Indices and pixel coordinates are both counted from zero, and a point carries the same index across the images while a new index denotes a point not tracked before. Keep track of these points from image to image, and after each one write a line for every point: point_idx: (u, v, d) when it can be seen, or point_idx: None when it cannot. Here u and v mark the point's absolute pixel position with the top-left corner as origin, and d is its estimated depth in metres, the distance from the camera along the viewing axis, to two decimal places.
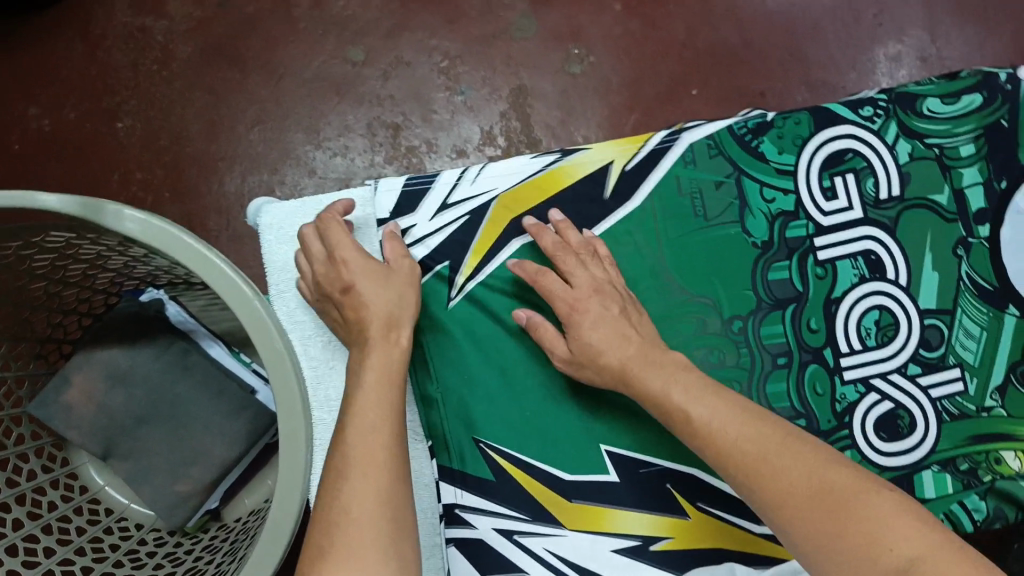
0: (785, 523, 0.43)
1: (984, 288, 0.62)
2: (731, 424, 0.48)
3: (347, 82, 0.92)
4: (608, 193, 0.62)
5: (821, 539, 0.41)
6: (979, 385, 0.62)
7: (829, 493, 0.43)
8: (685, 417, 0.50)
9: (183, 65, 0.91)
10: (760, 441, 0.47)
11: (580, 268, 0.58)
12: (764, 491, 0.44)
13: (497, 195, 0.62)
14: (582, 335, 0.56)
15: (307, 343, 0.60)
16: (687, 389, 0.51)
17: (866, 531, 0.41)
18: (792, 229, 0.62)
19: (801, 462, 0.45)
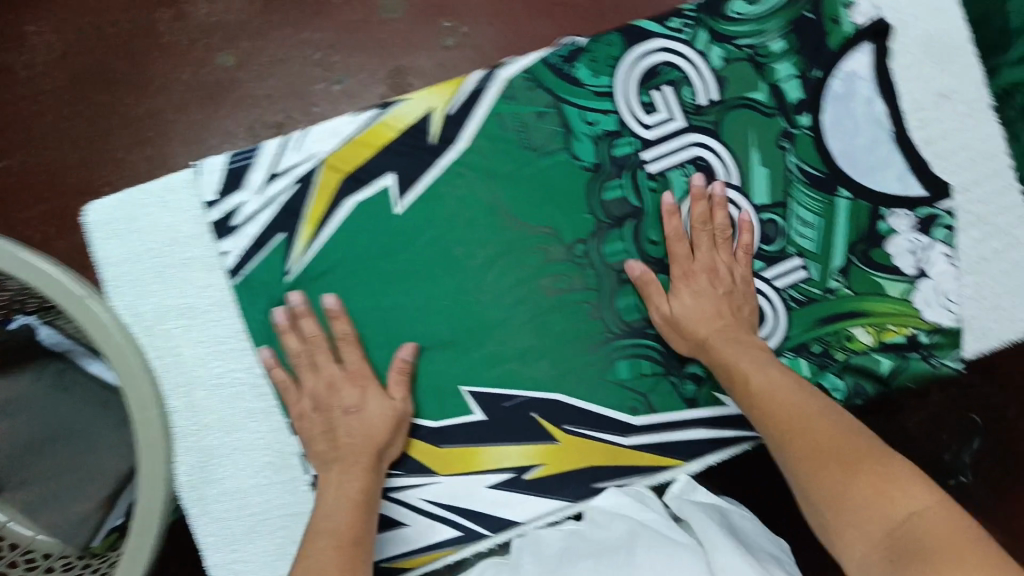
0: (803, 482, 0.47)
1: (815, 176, 0.62)
2: (789, 393, 0.52)
3: (220, 90, 0.72)
4: (431, 139, 0.60)
5: (831, 493, 0.45)
6: (821, 269, 0.63)
7: (849, 451, 0.46)
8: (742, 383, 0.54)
9: (51, 96, 0.71)
10: (795, 408, 0.51)
11: (710, 249, 0.60)
12: (794, 453, 0.48)
13: (321, 158, 0.59)
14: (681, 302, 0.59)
15: (149, 332, 0.58)
16: (750, 361, 0.55)
17: (868, 490, 0.43)
18: (619, 148, 0.61)
19: (842, 429, 0.48)
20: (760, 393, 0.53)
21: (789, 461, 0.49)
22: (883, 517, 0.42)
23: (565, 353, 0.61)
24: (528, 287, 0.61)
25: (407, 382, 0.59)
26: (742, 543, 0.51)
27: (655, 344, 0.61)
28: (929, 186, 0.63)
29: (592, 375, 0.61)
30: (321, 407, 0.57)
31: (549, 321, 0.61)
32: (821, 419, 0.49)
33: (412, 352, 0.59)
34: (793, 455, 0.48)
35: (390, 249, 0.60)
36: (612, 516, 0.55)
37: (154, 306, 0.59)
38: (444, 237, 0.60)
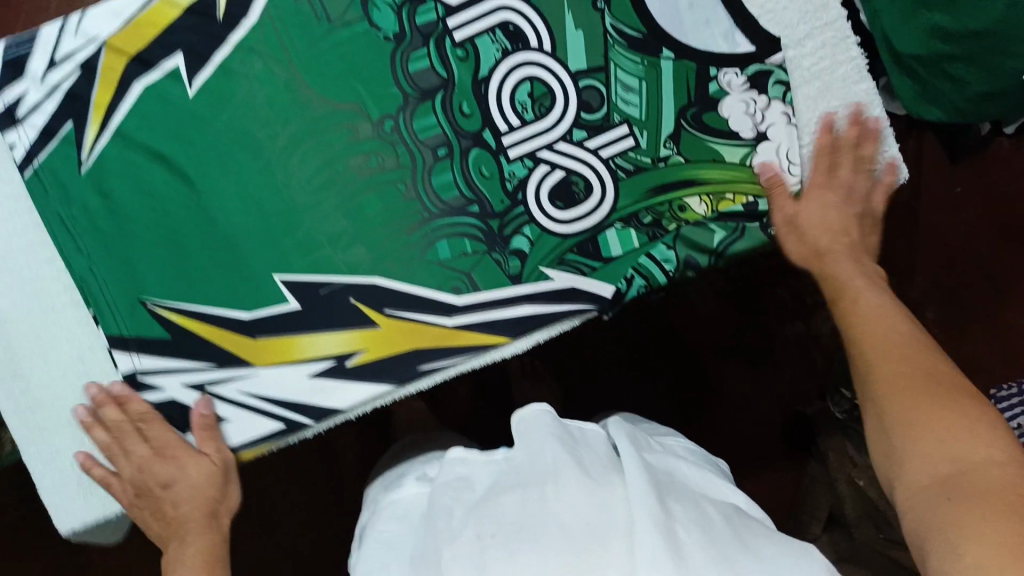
0: (888, 403, 0.50)
1: (632, 38, 0.59)
2: (882, 312, 0.55)
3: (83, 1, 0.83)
4: (221, 14, 0.57)
5: (907, 423, 0.49)
6: (651, 137, 0.60)
7: (948, 376, 0.50)
8: (855, 299, 0.56)
9: None
10: (886, 328, 0.54)
11: (853, 170, 0.61)
12: (873, 387, 0.52)
13: (104, 41, 0.56)
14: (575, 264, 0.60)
15: None
16: (856, 278, 0.58)
17: (965, 412, 0.47)
18: (421, 16, 0.58)
19: (902, 367, 0.51)
20: (854, 307, 0.56)
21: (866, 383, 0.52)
22: (929, 469, 0.46)
23: (383, 235, 0.59)
24: (336, 168, 0.58)
25: (218, 432, 0.58)
26: (663, 480, 0.53)
27: (472, 221, 0.59)
28: (757, 43, 0.60)
29: (410, 257, 0.59)
30: (141, 488, 0.57)
31: (362, 201, 0.59)
32: (909, 346, 0.52)
33: (210, 402, 0.58)
34: (875, 380, 0.52)
35: (184, 133, 0.57)
36: (535, 444, 0.55)
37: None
38: (242, 118, 0.57)
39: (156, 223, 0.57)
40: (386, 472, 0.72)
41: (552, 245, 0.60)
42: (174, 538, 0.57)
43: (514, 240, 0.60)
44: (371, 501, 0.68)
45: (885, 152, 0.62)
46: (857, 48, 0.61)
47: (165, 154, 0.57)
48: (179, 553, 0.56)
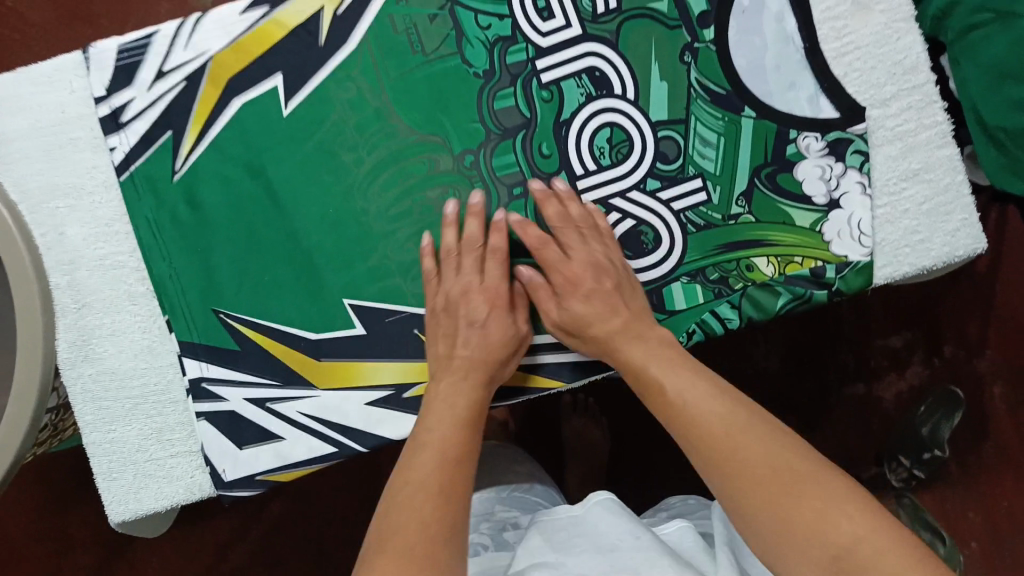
0: (735, 499, 0.48)
1: (716, 93, 0.60)
2: (693, 395, 0.52)
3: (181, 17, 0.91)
4: (323, 38, 0.59)
5: (759, 504, 0.46)
6: (723, 193, 0.60)
7: (784, 474, 0.47)
8: (660, 392, 0.54)
9: (36, 30, 0.93)
10: (721, 422, 0.50)
11: (582, 244, 0.58)
12: (719, 467, 0.49)
13: (212, 55, 0.59)
14: (568, 306, 0.58)
15: (34, 210, 0.58)
16: (660, 362, 0.55)
17: (810, 510, 0.45)
18: (511, 56, 0.60)
19: (758, 437, 0.49)
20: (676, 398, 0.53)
21: (714, 477, 0.49)
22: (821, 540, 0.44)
23: (459, 259, 0.59)
24: (413, 200, 0.60)
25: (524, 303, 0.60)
26: None
27: (541, 263, 0.60)
28: (841, 109, 0.59)
29: (480, 289, 0.59)
30: (450, 312, 0.58)
31: (435, 234, 0.60)
32: (749, 437, 0.49)
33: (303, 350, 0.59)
34: (733, 495, 0.48)
35: (275, 151, 0.59)
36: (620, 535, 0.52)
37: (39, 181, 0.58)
38: (332, 141, 0.60)
39: (238, 233, 0.59)
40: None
41: None
42: (411, 443, 0.54)
43: None
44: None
45: (965, 220, 0.59)
46: (944, 112, 0.59)
47: (255, 168, 0.59)
48: (412, 460, 0.52)
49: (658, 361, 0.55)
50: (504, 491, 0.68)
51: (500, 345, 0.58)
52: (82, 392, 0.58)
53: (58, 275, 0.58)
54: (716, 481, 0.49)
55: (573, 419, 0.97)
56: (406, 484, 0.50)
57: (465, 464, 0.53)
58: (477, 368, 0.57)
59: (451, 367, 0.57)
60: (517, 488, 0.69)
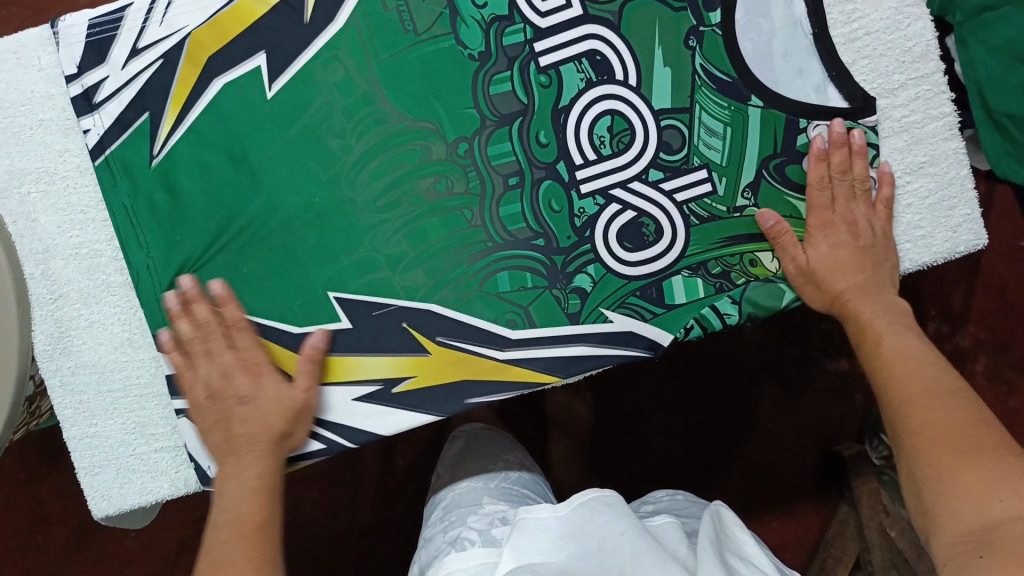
0: (913, 459, 0.48)
1: (721, 80, 0.58)
2: (910, 360, 0.52)
3: None
4: (308, 16, 0.56)
5: (935, 474, 0.46)
6: (729, 184, 0.58)
7: (964, 437, 0.47)
8: (874, 343, 0.54)
9: None
10: (924, 381, 0.50)
11: (848, 199, 0.58)
12: (906, 428, 0.49)
13: (189, 32, 0.55)
14: (818, 251, 0.57)
15: (3, 195, 0.55)
16: (884, 324, 0.54)
17: (984, 479, 0.44)
18: (508, 37, 0.57)
19: (952, 408, 0.48)
20: (886, 357, 0.53)
21: (897, 432, 0.50)
22: (984, 512, 0.43)
23: (205, 344, 0.55)
24: (404, 189, 0.58)
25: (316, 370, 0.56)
26: None
27: (536, 256, 0.58)
28: (851, 99, 0.58)
29: (238, 363, 0.55)
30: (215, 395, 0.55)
31: (426, 226, 0.58)
32: (936, 402, 0.49)
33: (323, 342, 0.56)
34: (912, 456, 0.48)
35: (257, 135, 0.57)
36: (612, 536, 0.52)
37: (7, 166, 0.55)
38: (318, 125, 0.57)
39: (215, 224, 0.57)
40: (437, 509, 0.67)
41: (614, 286, 0.58)
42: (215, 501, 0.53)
43: (576, 278, 0.58)
44: (427, 539, 0.64)
45: (968, 215, 0.58)
46: (951, 104, 0.58)
47: (238, 155, 0.57)
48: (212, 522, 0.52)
49: (884, 323, 0.54)
50: (493, 480, 0.68)
51: (280, 410, 0.55)
52: (62, 382, 0.56)
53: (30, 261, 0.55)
54: (898, 434, 0.50)
55: (555, 394, 0.87)
56: (230, 530, 0.51)
57: (268, 518, 0.53)
58: (263, 436, 0.54)
59: (240, 441, 0.54)
60: (505, 478, 0.68)
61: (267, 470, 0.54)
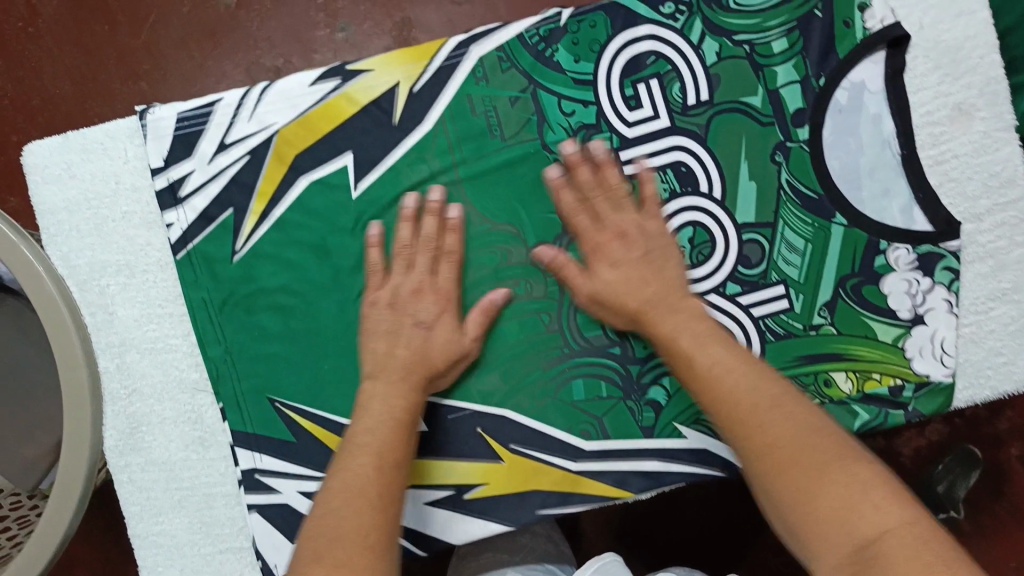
0: (766, 480, 0.43)
1: (806, 196, 0.57)
2: (730, 376, 0.47)
3: (222, 28, 0.84)
4: (396, 117, 0.57)
5: (797, 496, 0.41)
6: (806, 302, 0.58)
7: (810, 447, 0.42)
8: (688, 363, 0.49)
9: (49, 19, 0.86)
10: (753, 397, 0.46)
11: (614, 211, 0.55)
12: (754, 444, 0.44)
13: (277, 129, 0.56)
14: (598, 274, 0.54)
15: (83, 288, 0.55)
16: (697, 342, 0.49)
17: (844, 494, 0.39)
18: (595, 144, 0.57)
19: (799, 421, 0.44)
20: (708, 374, 0.48)
21: (739, 450, 0.45)
22: (853, 532, 0.38)
23: (413, 255, 0.56)
24: (480, 292, 0.57)
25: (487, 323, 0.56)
26: None
27: (612, 365, 0.57)
28: (935, 222, 0.57)
29: (433, 288, 0.55)
30: (400, 306, 0.54)
31: (503, 329, 0.58)
32: (768, 418, 0.44)
33: (503, 298, 0.57)
34: (776, 482, 0.42)
35: (341, 233, 0.57)
36: None
37: (88, 258, 0.55)
38: (399, 225, 0.57)
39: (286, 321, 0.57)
40: None
41: (689, 401, 0.57)
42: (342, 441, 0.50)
43: (651, 390, 0.57)
44: None
45: None
46: None
47: (322, 253, 0.57)
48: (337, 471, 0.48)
49: (690, 343, 0.49)
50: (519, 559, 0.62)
51: (447, 352, 0.54)
52: (127, 477, 0.56)
53: (105, 354, 0.56)
54: (745, 450, 0.44)
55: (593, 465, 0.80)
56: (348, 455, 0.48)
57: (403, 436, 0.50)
58: (415, 373, 0.53)
59: (392, 365, 0.53)
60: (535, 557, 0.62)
61: (416, 406, 0.52)
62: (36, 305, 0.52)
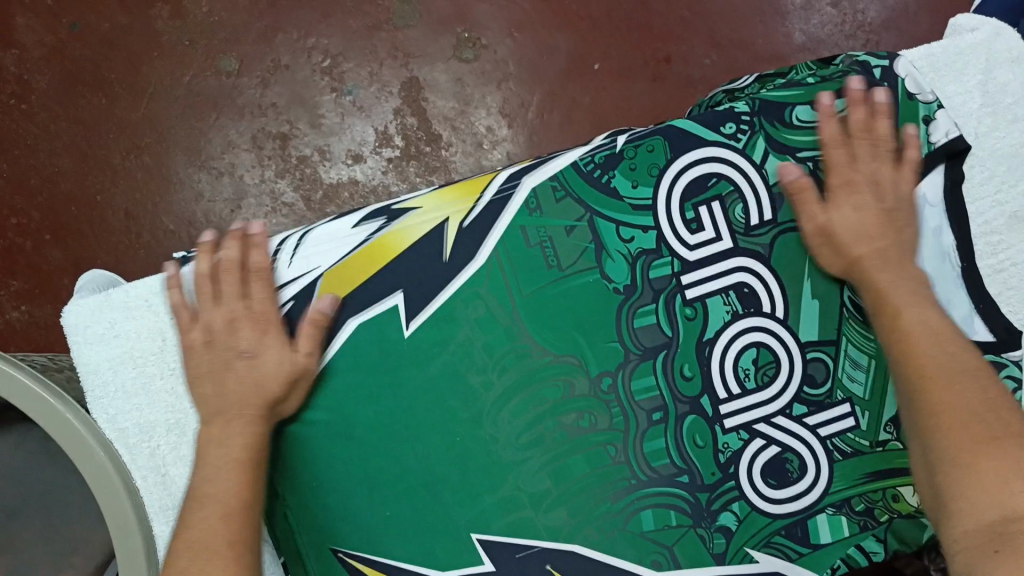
0: (936, 437, 0.46)
1: (870, 312, 0.57)
2: (927, 337, 0.49)
3: (221, 96, 1.04)
4: (448, 252, 0.56)
5: (960, 463, 0.44)
6: (871, 419, 0.57)
7: (984, 424, 0.45)
8: (893, 315, 0.50)
9: (42, 96, 1.03)
10: (938, 359, 0.48)
11: (870, 159, 0.55)
12: (933, 403, 0.46)
13: (322, 272, 0.56)
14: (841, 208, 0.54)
15: (132, 450, 0.53)
16: (913, 296, 0.51)
17: (999, 469, 0.43)
18: (655, 269, 0.56)
19: (967, 393, 0.46)
20: (903, 331, 0.49)
21: (913, 406, 0.47)
22: (1001, 506, 0.41)
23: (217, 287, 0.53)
24: (545, 425, 0.56)
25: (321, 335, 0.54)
26: None
27: (680, 493, 0.56)
28: (996, 331, 0.57)
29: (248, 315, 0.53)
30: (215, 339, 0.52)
31: (570, 462, 0.56)
32: (960, 386, 0.47)
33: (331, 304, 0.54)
34: (943, 446, 0.45)
35: (397, 376, 0.55)
36: None
37: (133, 422, 0.53)
38: (458, 362, 0.55)
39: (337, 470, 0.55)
40: None
41: (759, 525, 0.56)
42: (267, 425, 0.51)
43: (722, 515, 0.56)
44: None
45: None
46: None
47: (379, 396, 0.55)
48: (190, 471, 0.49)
49: (905, 297, 0.51)
50: None
51: (279, 372, 0.52)
52: None
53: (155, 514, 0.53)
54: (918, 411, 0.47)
55: None
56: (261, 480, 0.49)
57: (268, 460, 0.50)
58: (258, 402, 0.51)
59: (228, 404, 0.51)
60: None
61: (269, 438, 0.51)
62: (90, 475, 0.49)
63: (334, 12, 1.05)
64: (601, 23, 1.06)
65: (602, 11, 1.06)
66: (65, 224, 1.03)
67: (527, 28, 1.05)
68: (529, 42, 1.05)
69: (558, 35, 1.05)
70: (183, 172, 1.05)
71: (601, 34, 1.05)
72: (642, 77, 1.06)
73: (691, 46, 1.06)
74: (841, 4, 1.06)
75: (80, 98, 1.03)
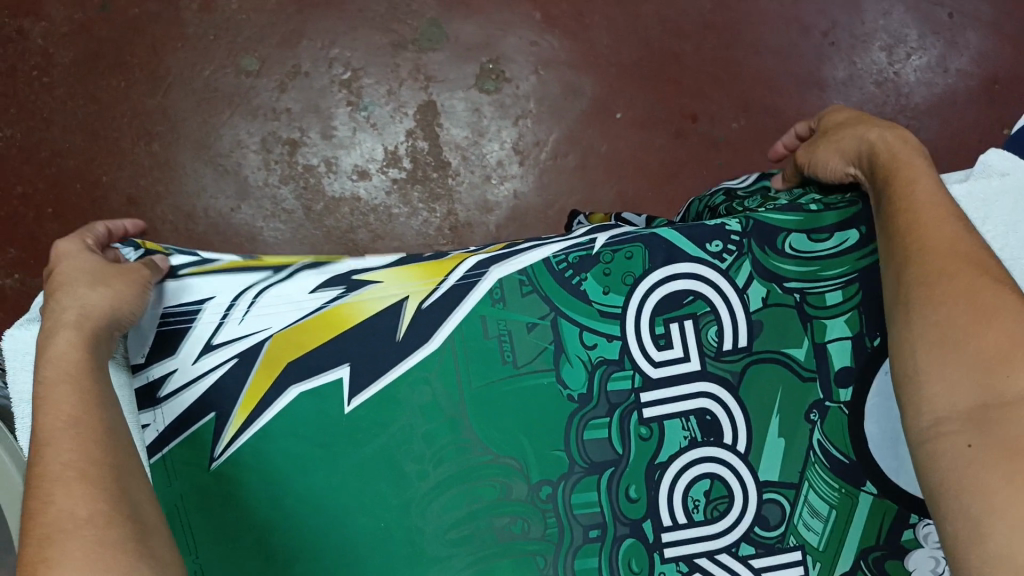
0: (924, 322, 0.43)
1: (837, 460, 0.53)
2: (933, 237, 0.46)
3: (238, 94, 1.01)
4: (401, 331, 0.53)
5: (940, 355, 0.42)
6: (822, 572, 0.53)
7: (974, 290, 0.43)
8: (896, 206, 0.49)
9: (63, 72, 0.99)
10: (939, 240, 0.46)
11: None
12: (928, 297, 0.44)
13: (273, 333, 0.53)
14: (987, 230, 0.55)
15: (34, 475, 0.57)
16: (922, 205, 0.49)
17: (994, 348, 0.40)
18: (614, 381, 0.53)
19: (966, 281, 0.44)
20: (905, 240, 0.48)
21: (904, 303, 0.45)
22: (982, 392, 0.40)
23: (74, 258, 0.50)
24: (476, 526, 0.53)
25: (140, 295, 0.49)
26: None
27: None
28: None
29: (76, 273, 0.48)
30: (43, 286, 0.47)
31: (496, 568, 0.53)
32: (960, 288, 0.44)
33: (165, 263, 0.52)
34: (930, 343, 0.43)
35: (329, 451, 0.52)
36: None
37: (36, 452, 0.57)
38: (396, 447, 0.53)
39: (252, 542, 0.52)
40: None
41: None
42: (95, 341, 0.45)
43: None
44: None
45: None
46: None
47: (308, 473, 0.52)
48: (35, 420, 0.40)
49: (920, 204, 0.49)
50: None
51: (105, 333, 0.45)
52: None
53: None
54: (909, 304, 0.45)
55: None
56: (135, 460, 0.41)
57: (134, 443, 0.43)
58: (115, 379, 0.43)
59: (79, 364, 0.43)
60: None
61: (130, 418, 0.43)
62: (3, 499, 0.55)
63: (360, 23, 1.02)
64: (630, 72, 1.02)
65: (633, 58, 1.02)
66: (67, 201, 0.99)
67: (553, 67, 1.02)
68: (553, 82, 1.02)
69: (584, 76, 1.02)
70: (189, 166, 1.01)
71: (627, 83, 1.02)
72: (664, 131, 1.02)
73: (718, 109, 1.02)
74: (883, 84, 1.01)
75: (96, 77, 0.99)
